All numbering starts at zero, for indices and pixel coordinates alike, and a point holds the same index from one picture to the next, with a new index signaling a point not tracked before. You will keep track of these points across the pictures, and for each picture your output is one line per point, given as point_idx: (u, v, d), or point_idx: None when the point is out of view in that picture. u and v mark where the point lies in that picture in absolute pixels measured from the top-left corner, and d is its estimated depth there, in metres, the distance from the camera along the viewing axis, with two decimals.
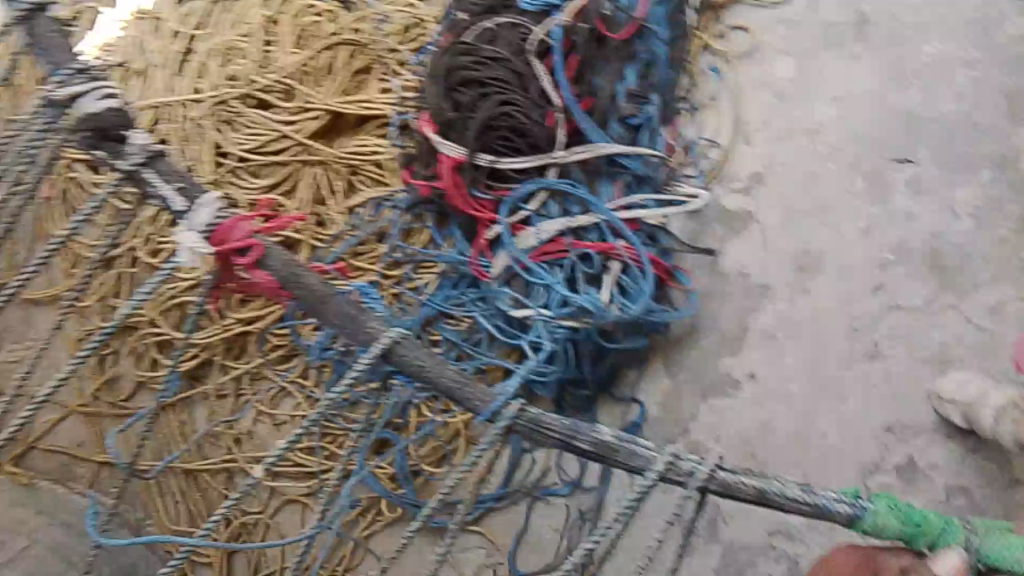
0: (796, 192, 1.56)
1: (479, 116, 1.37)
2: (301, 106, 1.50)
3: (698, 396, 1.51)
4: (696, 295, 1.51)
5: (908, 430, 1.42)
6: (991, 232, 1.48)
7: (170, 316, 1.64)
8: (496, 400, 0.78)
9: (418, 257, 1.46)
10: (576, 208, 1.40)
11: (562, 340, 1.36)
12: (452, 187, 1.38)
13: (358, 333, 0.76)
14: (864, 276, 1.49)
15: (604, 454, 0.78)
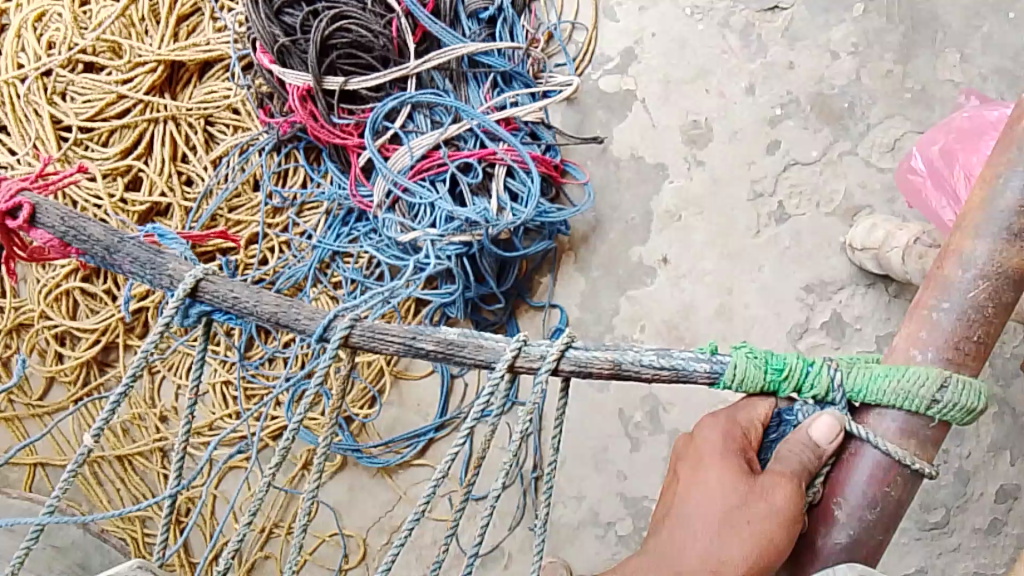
0: (672, 59, 1.50)
1: (311, 38, 1.28)
2: (133, 61, 1.42)
3: (615, 288, 1.50)
4: (592, 186, 1.49)
5: (832, 289, 1.44)
6: (895, 58, 1.43)
7: (60, 304, 1.53)
8: (325, 317, 0.71)
9: (299, 198, 1.44)
10: (446, 117, 1.38)
11: (454, 256, 1.34)
12: (309, 118, 1.34)
13: (161, 280, 0.70)
14: (755, 137, 1.47)
15: (447, 351, 0.71)
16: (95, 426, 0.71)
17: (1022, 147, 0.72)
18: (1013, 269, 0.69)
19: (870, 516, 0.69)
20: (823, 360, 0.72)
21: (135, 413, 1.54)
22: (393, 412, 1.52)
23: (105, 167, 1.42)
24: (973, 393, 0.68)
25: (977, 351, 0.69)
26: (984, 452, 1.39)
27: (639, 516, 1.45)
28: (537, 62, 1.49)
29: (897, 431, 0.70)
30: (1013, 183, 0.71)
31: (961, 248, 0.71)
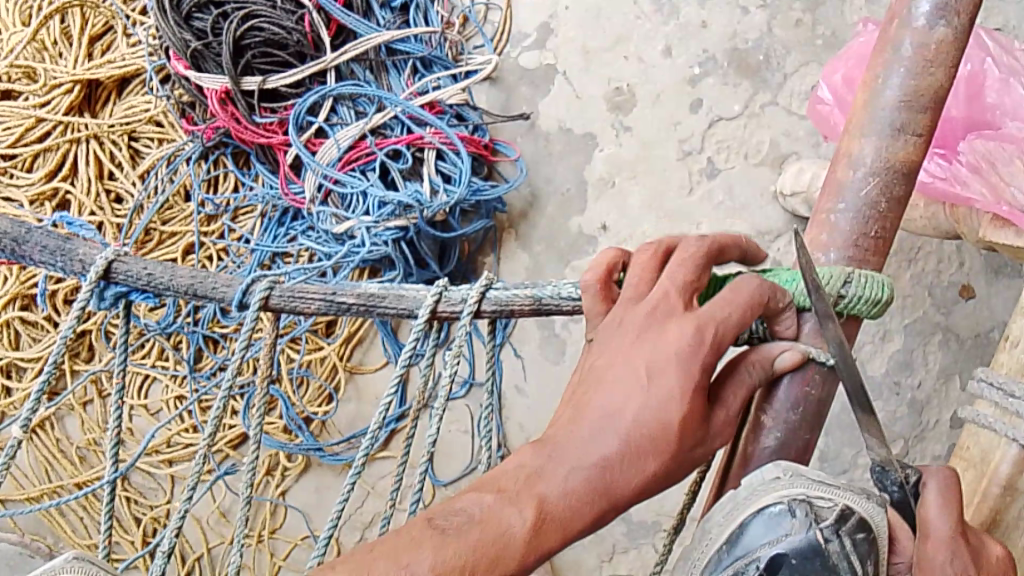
0: (589, 28, 1.52)
1: (224, 39, 1.32)
2: (48, 83, 1.45)
3: (558, 260, 1.51)
4: (523, 161, 1.51)
5: (774, 236, 1.43)
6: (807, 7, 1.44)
7: (2, 336, 1.52)
8: (243, 283, 0.72)
9: (231, 204, 1.46)
10: (369, 107, 1.41)
11: (391, 241, 1.35)
12: (232, 120, 1.38)
13: (73, 265, 0.71)
14: (678, 98, 1.48)
15: (368, 303, 0.73)
16: (25, 411, 0.73)
17: (896, 46, 0.74)
18: (899, 163, 0.72)
19: (793, 417, 0.70)
20: None
21: (90, 439, 1.52)
22: (351, 408, 1.52)
23: (31, 192, 1.46)
24: (876, 285, 0.70)
25: (875, 246, 0.72)
26: (943, 381, 1.37)
27: None
28: (455, 45, 1.54)
29: (811, 333, 0.71)
30: (893, 82, 0.73)
31: (850, 151, 0.74)
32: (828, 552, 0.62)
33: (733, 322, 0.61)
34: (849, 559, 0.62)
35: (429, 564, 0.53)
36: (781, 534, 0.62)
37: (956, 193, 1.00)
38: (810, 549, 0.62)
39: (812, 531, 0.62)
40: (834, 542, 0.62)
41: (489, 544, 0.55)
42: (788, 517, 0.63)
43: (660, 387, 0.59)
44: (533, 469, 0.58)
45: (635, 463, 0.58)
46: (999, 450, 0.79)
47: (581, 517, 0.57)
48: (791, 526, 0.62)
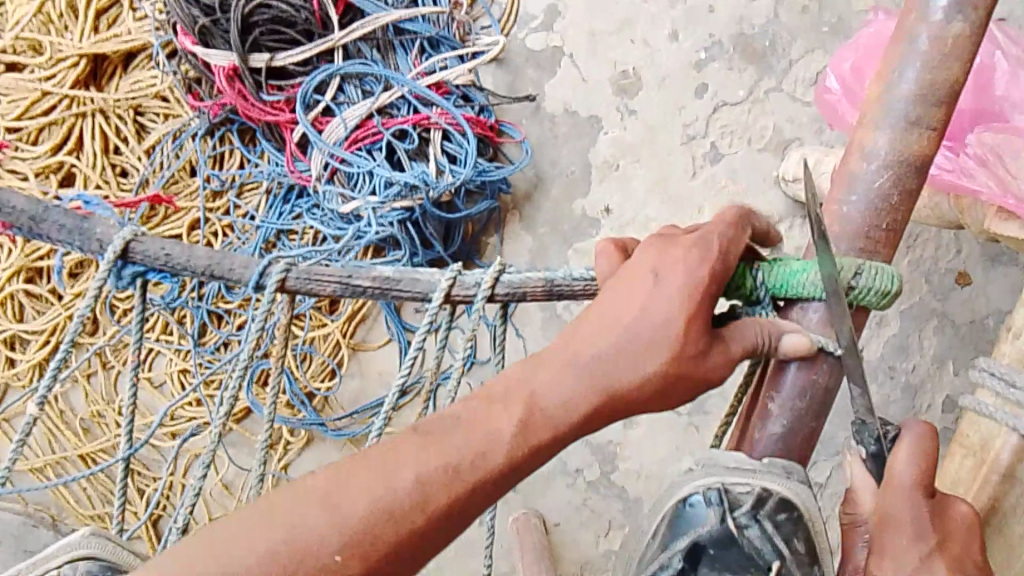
0: (596, 11, 1.51)
1: (231, 16, 1.32)
2: (55, 56, 1.45)
3: (562, 242, 1.52)
4: (529, 142, 1.52)
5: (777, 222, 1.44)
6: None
7: (7, 308, 1.53)
8: (260, 264, 0.73)
9: (238, 180, 1.47)
10: (376, 86, 1.41)
11: (396, 222, 1.38)
12: (238, 98, 1.38)
13: (91, 245, 0.72)
14: (684, 82, 1.48)
15: (384, 287, 0.74)
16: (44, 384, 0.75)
17: (912, 39, 0.75)
18: (912, 157, 0.73)
19: (800, 405, 0.72)
20: (744, 262, 0.73)
21: (94, 411, 1.54)
22: (355, 384, 1.53)
23: (37, 165, 1.47)
24: (885, 277, 0.71)
25: (886, 237, 0.74)
26: (937, 367, 1.39)
27: (606, 461, 1.47)
28: (463, 25, 1.53)
29: (818, 322, 0.72)
30: (907, 75, 0.74)
31: (863, 143, 0.75)
32: (745, 536, 0.74)
33: (731, 238, 0.67)
34: (768, 538, 0.74)
35: (412, 469, 0.59)
36: (704, 521, 0.75)
37: (962, 185, 1.01)
38: (729, 534, 0.74)
39: (727, 520, 0.74)
40: (752, 526, 0.74)
41: (477, 438, 0.61)
42: (707, 507, 0.74)
43: (655, 289, 0.64)
44: (525, 373, 0.64)
45: (630, 358, 0.62)
46: (999, 438, 0.81)
47: (572, 414, 0.62)
48: (710, 516, 0.74)
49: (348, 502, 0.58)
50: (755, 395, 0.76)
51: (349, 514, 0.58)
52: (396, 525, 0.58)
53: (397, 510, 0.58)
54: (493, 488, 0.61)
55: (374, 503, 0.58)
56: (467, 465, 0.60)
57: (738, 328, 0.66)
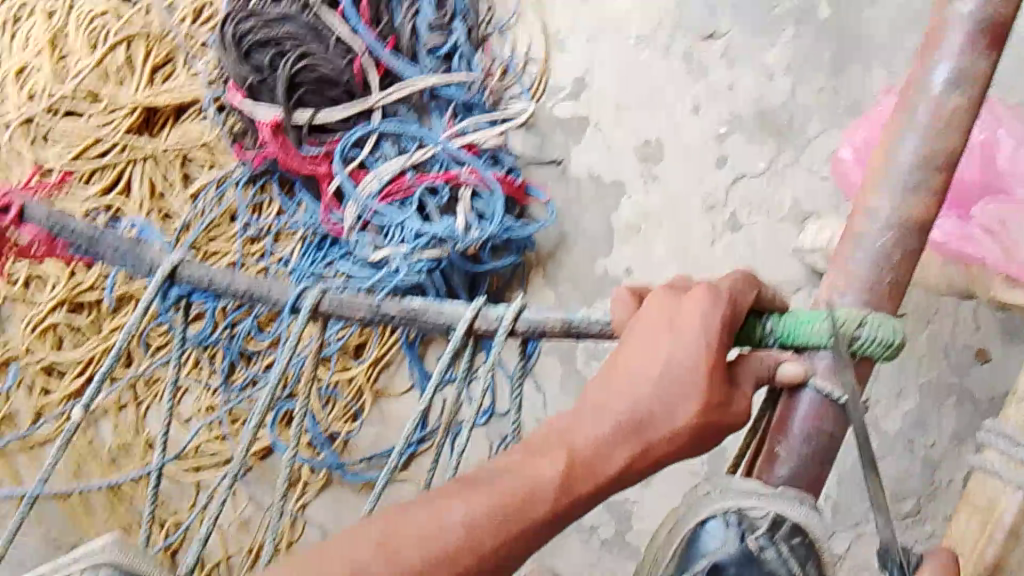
0: (622, 86, 1.53)
1: (280, 76, 1.44)
2: (111, 107, 1.57)
3: (582, 300, 1.55)
4: (553, 204, 1.57)
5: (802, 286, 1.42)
6: (844, 62, 1.40)
7: (45, 340, 1.60)
8: (295, 290, 0.79)
9: (274, 227, 1.55)
10: (411, 144, 1.50)
11: (425, 271, 1.43)
12: (281, 150, 1.47)
13: (142, 267, 0.79)
14: (704, 152, 1.48)
15: (411, 316, 0.80)
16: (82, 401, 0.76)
17: (915, 106, 0.78)
18: (915, 217, 0.77)
19: (806, 450, 0.73)
20: (754, 313, 0.74)
21: (120, 446, 1.60)
22: (373, 430, 1.56)
23: (89, 205, 1.56)
24: (890, 329, 0.73)
25: (888, 292, 0.77)
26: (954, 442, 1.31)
27: (620, 522, 1.46)
28: (494, 92, 1.60)
29: (825, 370, 0.73)
30: (910, 139, 0.78)
31: (868, 203, 0.79)
32: (764, 559, 0.69)
33: (741, 290, 0.71)
34: (786, 562, 0.69)
35: (460, 510, 0.61)
36: (720, 544, 0.69)
37: (970, 252, 1.08)
38: (747, 558, 0.69)
39: (747, 541, 0.69)
40: (770, 548, 0.69)
41: (519, 488, 0.63)
42: (725, 530, 0.70)
43: (679, 344, 0.67)
44: (566, 428, 0.67)
45: (661, 413, 0.66)
46: (1005, 498, 0.81)
47: (610, 460, 0.65)
48: (728, 536, 0.70)
49: (401, 545, 0.60)
50: (762, 440, 0.78)
51: (406, 556, 0.59)
52: (446, 572, 0.60)
53: (447, 557, 0.60)
54: (537, 539, 0.63)
55: (425, 549, 0.60)
56: (511, 514, 0.62)
57: (745, 364, 0.71)
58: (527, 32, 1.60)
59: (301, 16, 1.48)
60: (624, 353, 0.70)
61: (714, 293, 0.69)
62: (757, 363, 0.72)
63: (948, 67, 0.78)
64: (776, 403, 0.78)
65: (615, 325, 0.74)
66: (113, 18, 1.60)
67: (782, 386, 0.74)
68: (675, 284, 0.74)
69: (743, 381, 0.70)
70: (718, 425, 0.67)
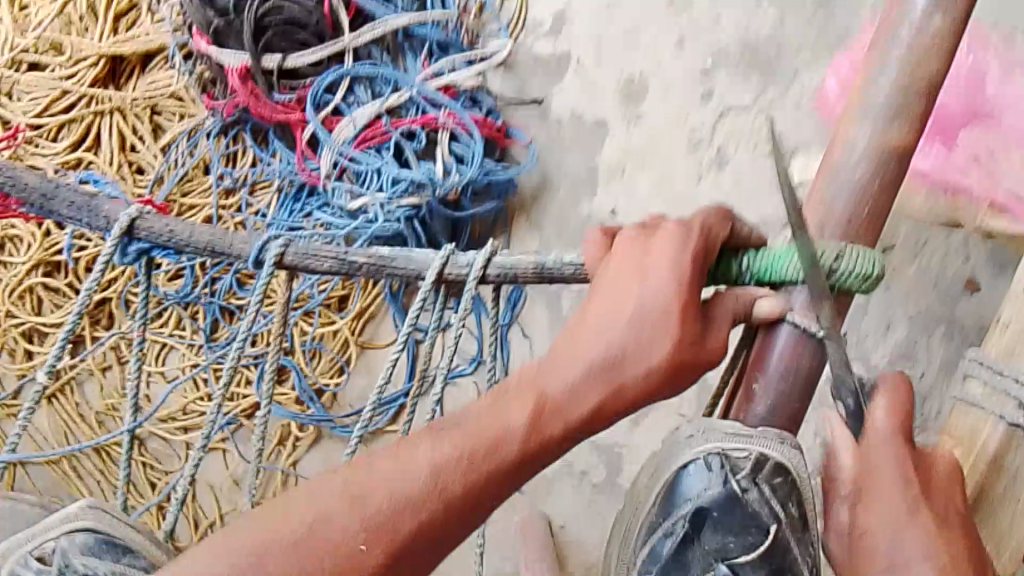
0: (602, 23, 1.50)
1: (246, 20, 1.38)
2: (75, 57, 1.54)
3: (566, 243, 1.49)
4: (535, 146, 1.52)
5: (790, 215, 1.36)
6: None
7: (23, 304, 1.59)
8: (259, 241, 0.79)
9: (249, 178, 1.52)
10: (386, 89, 1.46)
11: (403, 218, 1.41)
12: (251, 96, 1.42)
13: (98, 221, 0.77)
14: (688, 88, 1.43)
15: (380, 264, 0.79)
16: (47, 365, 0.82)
17: (893, 32, 0.77)
18: (899, 146, 0.74)
19: (783, 385, 0.72)
20: (730, 251, 0.74)
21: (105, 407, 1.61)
22: (361, 381, 1.55)
23: (57, 160, 1.53)
24: (868, 261, 0.72)
25: (868, 221, 0.75)
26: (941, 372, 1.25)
27: (612, 464, 1.44)
28: (471, 32, 1.56)
29: (803, 305, 0.72)
30: (893, 61, 0.75)
31: (846, 134, 0.76)
32: (747, 500, 0.71)
33: (714, 226, 0.70)
34: (767, 502, 0.70)
35: (426, 456, 0.63)
36: (703, 487, 0.71)
37: (957, 181, 1.07)
38: (732, 499, 0.71)
39: (729, 483, 0.70)
40: (752, 490, 0.70)
41: (487, 433, 0.63)
42: (707, 472, 0.71)
43: (648, 281, 0.66)
44: (536, 371, 0.66)
45: (634, 356, 0.65)
46: (987, 428, 0.80)
47: (581, 404, 0.65)
48: (712, 479, 0.71)
49: (366, 490, 0.62)
50: (740, 378, 0.77)
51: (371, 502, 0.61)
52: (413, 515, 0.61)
53: (413, 501, 0.62)
54: (506, 482, 0.64)
55: (391, 496, 0.62)
56: (478, 457, 0.63)
57: (721, 301, 0.70)
58: None
59: None
60: (595, 294, 0.69)
61: (685, 231, 0.68)
62: (730, 299, 0.71)
63: None
64: (753, 339, 0.76)
65: (588, 266, 0.73)
66: None
67: (758, 321, 0.73)
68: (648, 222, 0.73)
69: (717, 317, 0.68)
70: (692, 364, 0.66)
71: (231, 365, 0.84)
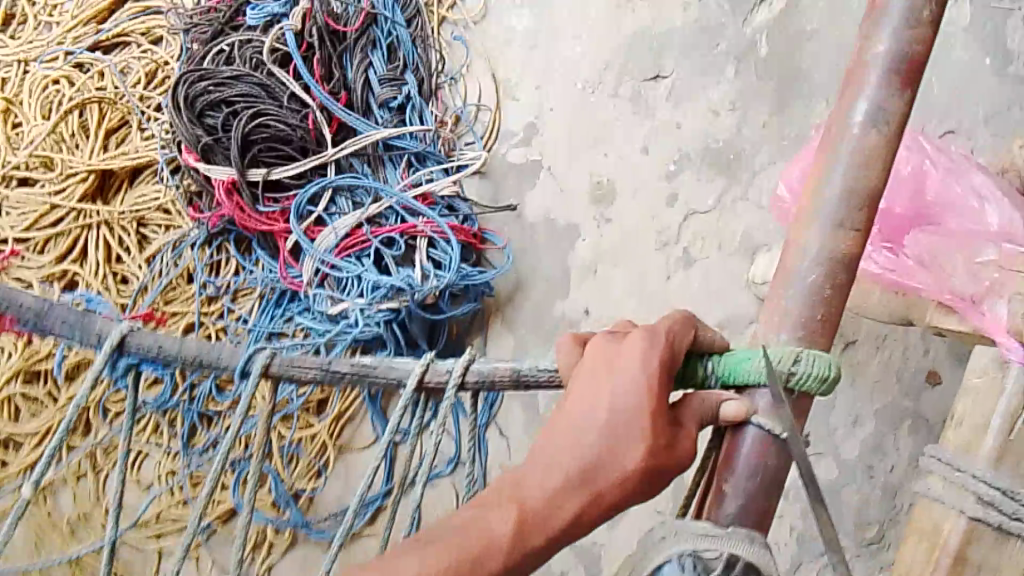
0: (571, 129, 1.57)
1: (232, 135, 1.47)
2: (65, 172, 1.59)
3: (543, 342, 1.54)
4: (510, 247, 1.59)
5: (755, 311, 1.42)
6: (781, 99, 1.44)
7: (2, 412, 1.60)
8: (246, 354, 0.83)
9: (232, 286, 1.56)
10: (367, 198, 1.52)
11: (383, 322, 1.46)
12: (236, 209, 1.50)
13: (90, 338, 0.81)
14: (655, 193, 1.51)
15: (362, 372, 0.83)
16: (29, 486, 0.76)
17: (835, 151, 0.83)
18: (843, 255, 0.80)
19: (750, 485, 0.75)
20: (696, 354, 0.79)
21: (81, 514, 1.60)
22: (338, 484, 1.55)
23: (43, 273, 1.58)
24: (824, 363, 0.76)
25: (822, 326, 0.80)
26: (908, 464, 1.29)
27: (591, 560, 1.47)
28: (447, 141, 1.63)
29: (767, 407, 0.76)
30: (835, 180, 0.82)
31: (799, 241, 0.82)
32: None
33: (678, 333, 0.74)
34: None
35: (412, 570, 0.64)
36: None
37: (907, 283, 1.11)
38: None
39: None
40: None
41: (472, 542, 0.65)
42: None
43: (619, 388, 0.70)
44: (516, 483, 0.69)
45: (609, 462, 0.68)
46: (950, 520, 0.83)
47: (560, 513, 0.67)
48: None
49: None
50: (710, 480, 0.80)
51: None
52: None
53: None
54: None
55: None
56: (464, 568, 0.65)
57: (688, 405, 0.73)
58: (477, 83, 1.64)
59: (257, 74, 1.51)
60: (570, 402, 0.72)
61: (649, 342, 0.72)
62: (699, 402, 0.74)
63: (863, 110, 0.83)
64: (721, 441, 0.80)
65: (562, 372, 0.77)
66: (66, 86, 1.65)
67: (724, 424, 0.76)
68: (618, 330, 0.77)
69: (687, 421, 0.72)
70: (665, 469, 0.69)
71: (215, 476, 0.81)
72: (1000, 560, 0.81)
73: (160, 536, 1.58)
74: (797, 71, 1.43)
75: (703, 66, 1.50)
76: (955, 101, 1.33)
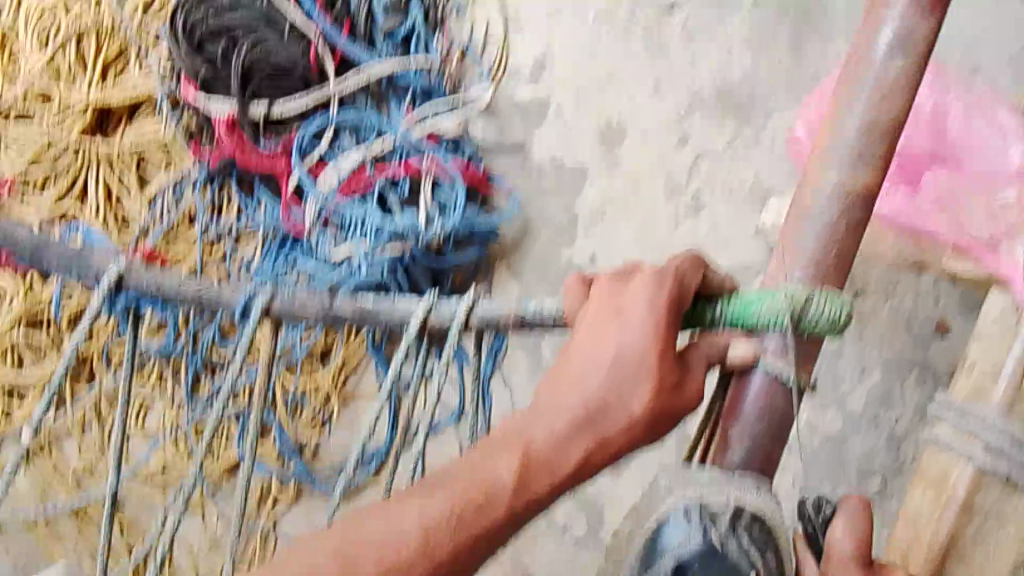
0: (581, 70, 1.52)
1: (233, 67, 1.42)
2: (64, 108, 1.56)
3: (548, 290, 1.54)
4: (517, 194, 1.56)
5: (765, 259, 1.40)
6: (797, 39, 1.39)
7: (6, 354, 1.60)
8: (247, 291, 0.81)
9: (234, 228, 1.55)
10: (370, 138, 1.51)
11: (388, 267, 1.44)
12: (237, 146, 1.48)
13: (87, 274, 0.80)
14: (666, 136, 1.47)
15: (363, 315, 0.82)
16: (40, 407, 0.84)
17: (856, 81, 0.80)
18: (861, 191, 0.78)
19: (757, 433, 0.74)
20: (702, 297, 0.75)
21: (88, 458, 1.62)
22: (343, 436, 1.56)
23: (45, 213, 1.56)
24: (838, 304, 0.73)
25: (835, 264, 0.78)
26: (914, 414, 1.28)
27: (594, 507, 1.47)
28: (453, 78, 1.59)
29: (776, 352, 0.75)
30: (854, 113, 0.79)
31: (814, 177, 0.80)
32: (726, 551, 0.66)
33: (686, 275, 0.71)
34: (746, 552, 0.66)
35: (416, 516, 0.64)
36: (682, 539, 0.66)
37: (923, 228, 1.12)
38: (710, 553, 0.66)
39: (710, 535, 0.66)
40: (732, 540, 0.66)
41: (475, 489, 0.65)
42: (685, 526, 0.66)
43: (625, 334, 0.68)
44: (520, 429, 0.68)
45: (613, 410, 0.67)
46: (957, 468, 0.82)
47: (564, 459, 0.66)
48: (690, 533, 0.66)
49: (358, 552, 0.63)
50: (714, 426, 0.78)
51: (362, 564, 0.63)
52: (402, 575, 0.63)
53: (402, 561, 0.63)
54: (494, 537, 0.66)
55: (381, 555, 0.63)
56: (468, 512, 0.65)
57: (694, 350, 0.72)
58: (485, 17, 1.58)
59: (255, 4, 1.46)
60: (575, 348, 0.70)
61: (657, 285, 0.69)
62: (703, 347, 0.73)
63: (886, 39, 0.79)
64: (726, 391, 0.78)
65: (566, 315, 0.75)
66: (60, 14, 1.58)
67: (728, 367, 0.76)
68: (625, 271, 0.75)
69: (693, 359, 0.71)
70: (669, 414, 0.68)
71: (216, 416, 0.85)
72: (1008, 509, 0.80)
73: (167, 480, 1.60)
74: (815, 11, 1.37)
75: (719, 3, 1.43)
76: (979, 42, 1.27)
